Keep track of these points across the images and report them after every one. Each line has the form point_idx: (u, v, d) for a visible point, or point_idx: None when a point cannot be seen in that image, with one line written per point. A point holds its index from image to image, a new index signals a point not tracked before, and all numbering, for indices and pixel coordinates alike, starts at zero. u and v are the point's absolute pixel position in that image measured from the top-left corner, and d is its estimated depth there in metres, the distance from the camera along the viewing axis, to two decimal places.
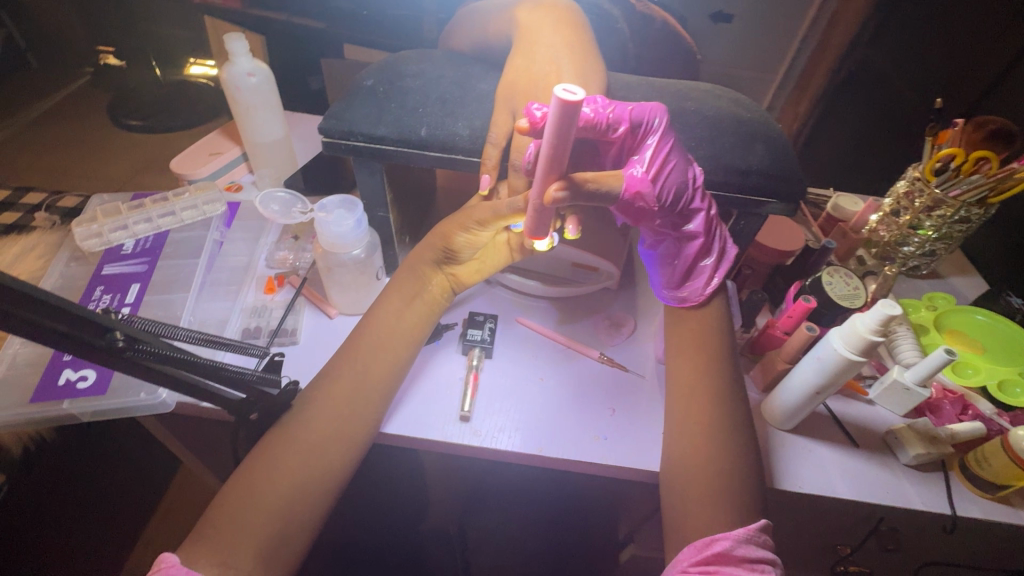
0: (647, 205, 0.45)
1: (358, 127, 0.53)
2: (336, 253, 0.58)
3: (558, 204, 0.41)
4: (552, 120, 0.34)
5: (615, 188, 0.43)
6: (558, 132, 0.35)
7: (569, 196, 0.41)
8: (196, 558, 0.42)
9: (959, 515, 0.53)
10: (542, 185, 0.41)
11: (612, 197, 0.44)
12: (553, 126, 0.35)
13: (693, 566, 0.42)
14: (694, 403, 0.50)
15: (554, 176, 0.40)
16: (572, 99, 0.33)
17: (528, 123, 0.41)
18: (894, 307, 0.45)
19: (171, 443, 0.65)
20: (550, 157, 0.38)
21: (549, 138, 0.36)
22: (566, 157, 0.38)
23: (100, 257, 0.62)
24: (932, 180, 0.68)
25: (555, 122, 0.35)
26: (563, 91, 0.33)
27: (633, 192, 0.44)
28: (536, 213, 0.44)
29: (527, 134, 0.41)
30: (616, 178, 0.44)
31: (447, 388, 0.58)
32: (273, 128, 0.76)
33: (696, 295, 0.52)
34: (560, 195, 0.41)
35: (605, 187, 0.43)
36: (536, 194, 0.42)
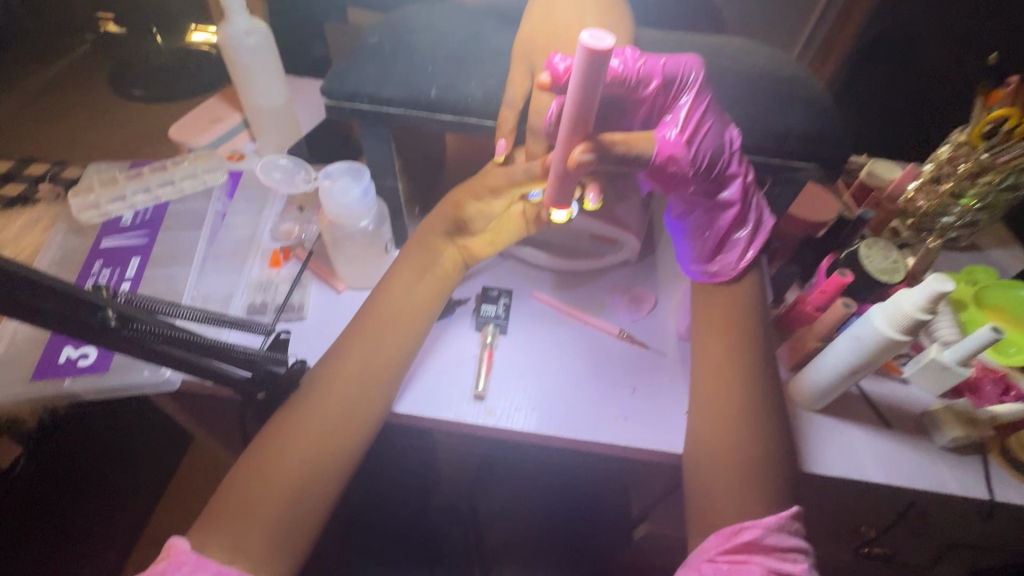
0: (682, 170, 0.42)
1: (363, 88, 0.49)
2: (343, 224, 0.55)
3: (582, 168, 0.38)
4: (577, 70, 0.31)
5: (647, 152, 0.40)
6: (583, 85, 0.32)
7: (594, 160, 0.37)
8: (209, 542, 0.41)
9: (997, 500, 0.51)
10: (565, 148, 0.37)
11: (643, 162, 0.41)
12: (577, 76, 0.31)
13: (721, 555, 0.41)
14: (721, 385, 0.47)
15: (577, 137, 0.36)
16: (601, 46, 0.29)
17: (550, 78, 0.37)
18: (946, 282, 0.42)
19: (178, 420, 0.64)
20: (574, 115, 0.34)
21: (572, 93, 0.33)
22: (592, 115, 0.35)
23: (99, 229, 0.60)
24: (981, 144, 0.63)
25: (581, 72, 0.31)
26: (589, 38, 0.29)
27: (665, 155, 0.41)
28: (557, 180, 0.40)
29: (548, 90, 0.38)
30: (647, 142, 0.41)
31: (460, 366, 0.56)
32: (274, 92, 0.72)
33: (728, 270, 0.48)
34: (585, 157, 0.37)
35: (634, 149, 0.40)
36: (558, 158, 0.38)
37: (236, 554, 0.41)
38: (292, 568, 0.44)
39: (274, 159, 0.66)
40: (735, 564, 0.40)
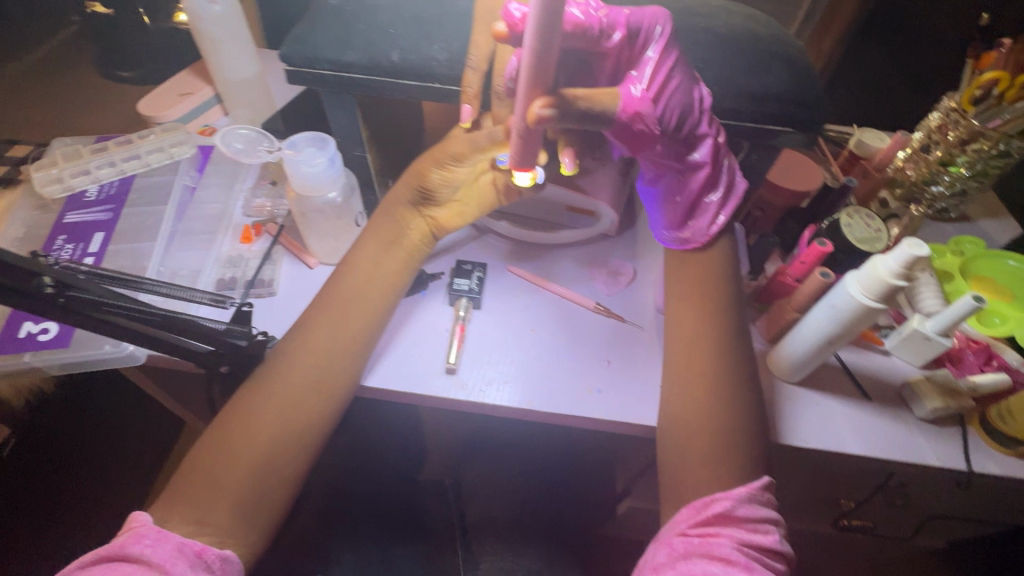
0: (647, 127, 0.40)
1: (324, 53, 0.48)
2: (310, 196, 0.54)
3: (542, 123, 0.36)
4: (532, 18, 0.29)
5: (611, 108, 0.39)
6: (542, 31, 0.30)
7: (557, 114, 0.36)
8: (172, 517, 0.41)
9: (974, 471, 0.50)
10: (524, 104, 0.35)
11: (608, 119, 0.39)
12: (534, 24, 0.29)
13: (691, 528, 0.41)
14: (694, 354, 0.47)
15: (539, 91, 0.34)
16: None
17: (507, 26, 0.36)
18: (922, 247, 0.40)
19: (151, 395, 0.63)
20: (532, 63, 0.32)
21: (529, 43, 0.31)
22: (553, 65, 0.33)
23: (63, 204, 0.59)
24: (970, 110, 0.60)
25: (539, 18, 0.29)
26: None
27: (631, 112, 0.40)
28: (523, 140, 0.38)
29: (505, 40, 0.37)
30: (612, 97, 0.39)
31: (433, 340, 0.55)
32: (245, 63, 0.70)
33: (699, 236, 0.48)
34: (548, 111, 0.35)
35: (597, 105, 0.38)
36: (517, 114, 0.36)
37: (201, 526, 0.41)
38: (259, 541, 0.43)
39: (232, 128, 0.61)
40: (706, 536, 0.40)
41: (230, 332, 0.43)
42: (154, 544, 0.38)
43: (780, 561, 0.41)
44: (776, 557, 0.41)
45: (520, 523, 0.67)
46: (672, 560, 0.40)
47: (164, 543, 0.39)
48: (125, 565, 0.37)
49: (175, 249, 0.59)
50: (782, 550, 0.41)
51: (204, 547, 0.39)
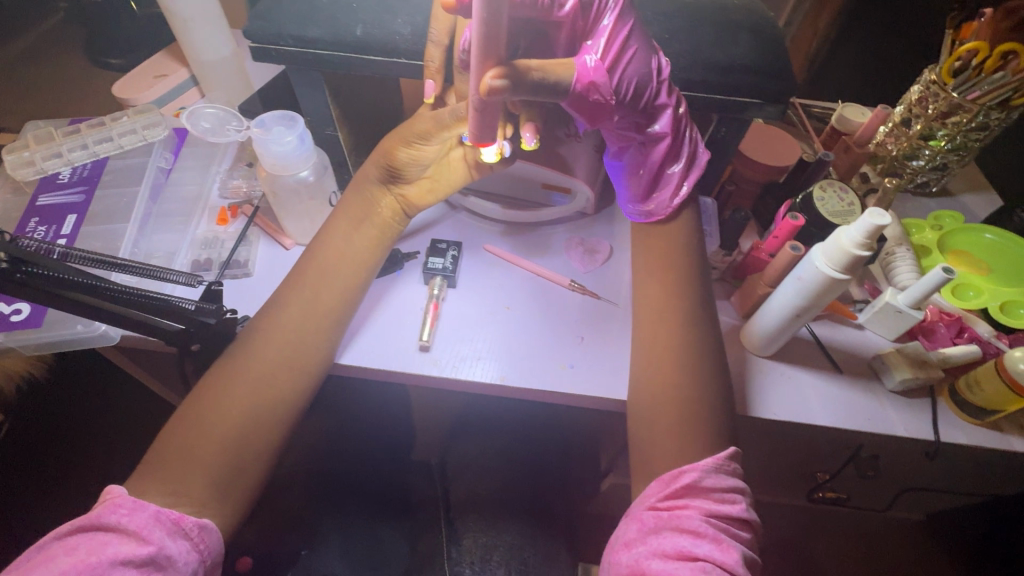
0: (604, 98, 0.42)
1: (288, 29, 0.48)
2: (280, 175, 0.54)
3: (495, 95, 0.36)
4: None
5: (567, 78, 0.40)
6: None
7: (509, 86, 0.36)
8: (145, 490, 0.41)
9: (942, 441, 0.51)
10: (477, 73, 0.35)
11: (564, 89, 0.40)
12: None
13: (660, 502, 0.41)
14: (661, 327, 0.47)
15: (490, 60, 0.35)
16: None
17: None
18: (884, 217, 0.41)
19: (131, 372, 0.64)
20: (481, 30, 0.33)
21: (477, 15, 0.31)
22: (503, 34, 0.34)
23: (36, 186, 0.59)
24: (949, 82, 0.59)
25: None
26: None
27: (586, 83, 0.41)
28: (479, 112, 0.39)
29: (453, 10, 0.38)
30: (567, 68, 0.40)
31: (407, 318, 0.55)
32: (220, 45, 0.69)
33: (662, 209, 0.49)
34: (500, 83, 0.35)
35: (552, 76, 0.39)
36: (472, 88, 0.37)
37: (178, 498, 0.41)
38: (235, 514, 0.44)
39: (199, 108, 0.62)
40: (674, 509, 0.40)
41: (198, 310, 0.43)
42: (130, 513, 0.39)
43: (746, 530, 0.42)
44: (742, 526, 0.41)
45: (503, 501, 0.67)
46: (642, 535, 0.40)
47: (141, 512, 0.39)
48: (103, 534, 0.38)
49: (151, 231, 0.59)
50: (748, 519, 0.41)
51: (179, 517, 0.40)
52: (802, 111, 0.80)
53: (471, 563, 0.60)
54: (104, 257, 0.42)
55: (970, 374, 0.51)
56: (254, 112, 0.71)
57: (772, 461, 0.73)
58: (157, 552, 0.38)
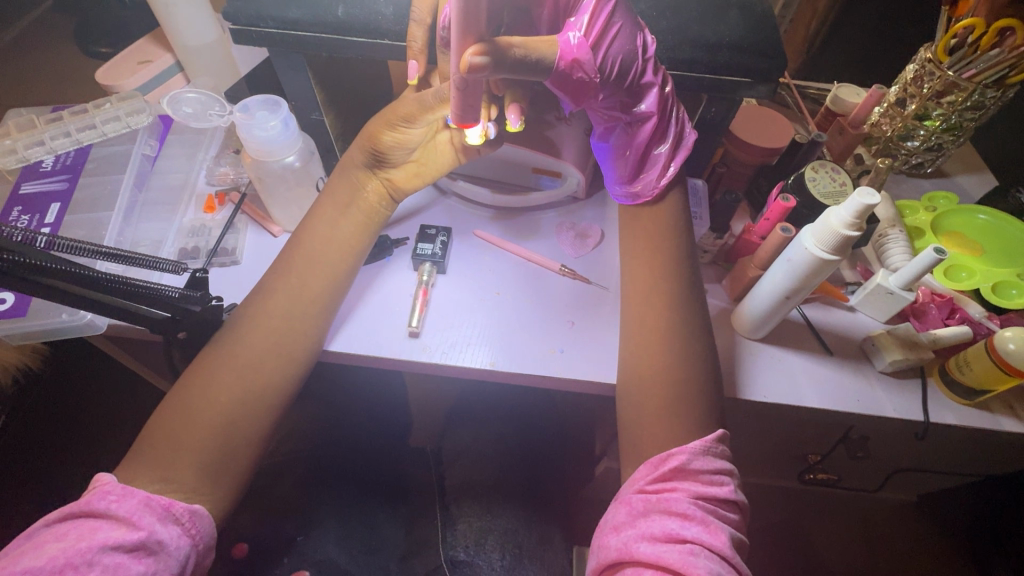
0: (587, 76, 0.41)
1: (268, 10, 0.47)
2: (265, 161, 0.53)
3: (475, 73, 0.35)
4: None
5: (549, 56, 0.39)
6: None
7: (490, 64, 0.35)
8: (133, 478, 0.41)
9: (932, 421, 0.51)
10: (457, 52, 0.35)
11: (546, 67, 0.39)
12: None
13: (649, 485, 0.41)
14: (649, 310, 0.47)
15: (470, 35, 0.34)
16: None
17: None
18: (873, 196, 0.40)
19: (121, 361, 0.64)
20: (459, 4, 0.32)
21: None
22: (483, 8, 0.33)
23: (18, 175, 0.58)
24: (946, 60, 0.58)
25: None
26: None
27: (569, 60, 0.40)
28: (461, 92, 0.38)
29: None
30: (550, 45, 0.39)
31: (397, 304, 0.55)
32: (204, 29, 0.68)
33: (649, 189, 0.49)
34: (480, 60, 0.34)
35: (534, 54, 0.38)
36: (453, 67, 0.36)
37: (168, 484, 0.41)
38: (226, 501, 0.44)
39: (181, 93, 0.64)
40: (662, 492, 0.40)
41: (184, 298, 0.42)
42: (119, 499, 0.39)
43: (735, 512, 0.42)
44: (731, 508, 0.41)
45: (501, 483, 0.67)
46: (631, 519, 0.40)
47: (130, 497, 0.39)
48: (92, 520, 0.38)
49: (137, 219, 0.59)
50: (736, 500, 0.41)
51: (167, 503, 0.40)
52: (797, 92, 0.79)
53: (465, 547, 0.60)
54: (87, 245, 0.41)
55: (960, 354, 0.51)
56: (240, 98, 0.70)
57: (764, 444, 0.73)
58: (147, 538, 0.38)
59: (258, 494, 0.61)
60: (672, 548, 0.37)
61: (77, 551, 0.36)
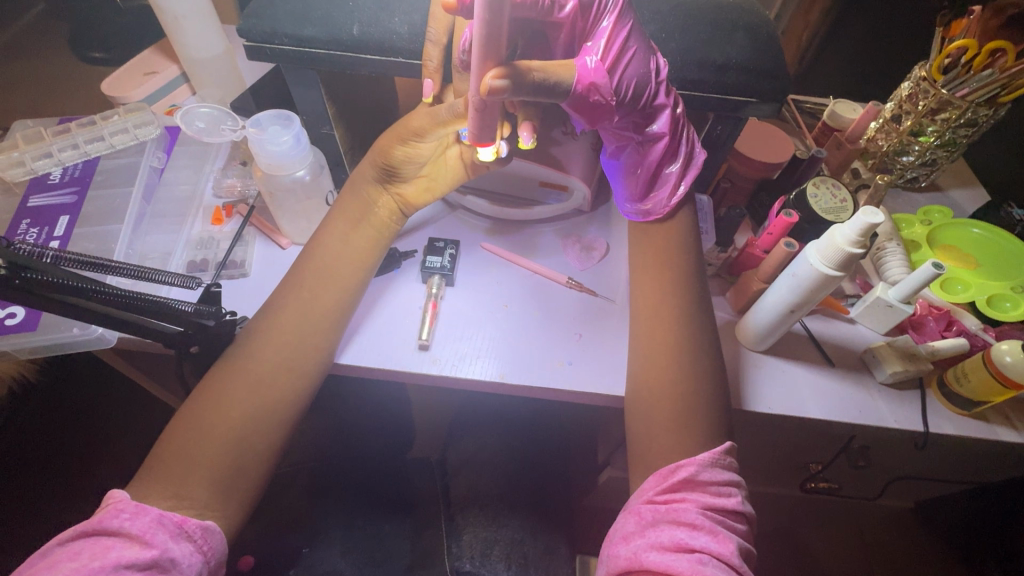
0: (604, 99, 0.42)
1: (282, 27, 0.48)
2: (276, 175, 0.53)
3: (496, 95, 0.36)
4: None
5: (567, 79, 0.40)
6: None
7: (510, 87, 0.36)
8: (147, 493, 0.41)
9: (931, 432, 0.52)
10: (478, 75, 0.36)
11: (564, 90, 0.40)
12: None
13: (658, 496, 0.42)
14: (659, 324, 0.48)
15: (491, 60, 0.35)
16: None
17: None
18: (877, 215, 0.42)
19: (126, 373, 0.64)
20: (482, 30, 0.33)
21: (480, 16, 0.32)
22: (505, 34, 0.34)
23: (26, 187, 0.58)
24: (940, 79, 0.60)
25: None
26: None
27: (586, 84, 0.41)
28: (480, 111, 0.40)
29: (454, 11, 0.39)
30: (568, 69, 0.41)
31: (406, 317, 0.56)
32: (211, 42, 0.68)
33: (660, 208, 0.51)
34: (500, 83, 0.36)
35: (553, 77, 0.40)
36: (472, 89, 0.37)
37: (180, 500, 0.41)
38: (238, 515, 0.44)
39: (194, 108, 0.63)
40: (671, 502, 0.41)
41: (199, 313, 0.43)
42: (132, 517, 0.39)
43: (742, 522, 0.42)
44: (738, 519, 0.42)
45: (504, 495, 0.67)
46: (641, 529, 0.41)
47: (142, 515, 0.39)
48: (105, 537, 0.38)
49: (145, 231, 0.59)
50: (744, 512, 0.42)
51: (181, 520, 0.40)
52: (795, 107, 0.81)
53: (471, 558, 0.60)
54: (102, 260, 0.41)
55: (958, 367, 0.52)
56: (248, 110, 0.70)
57: (766, 453, 0.74)
58: (160, 555, 0.38)
59: (267, 505, 0.61)
60: (682, 557, 0.38)
61: (92, 570, 0.36)
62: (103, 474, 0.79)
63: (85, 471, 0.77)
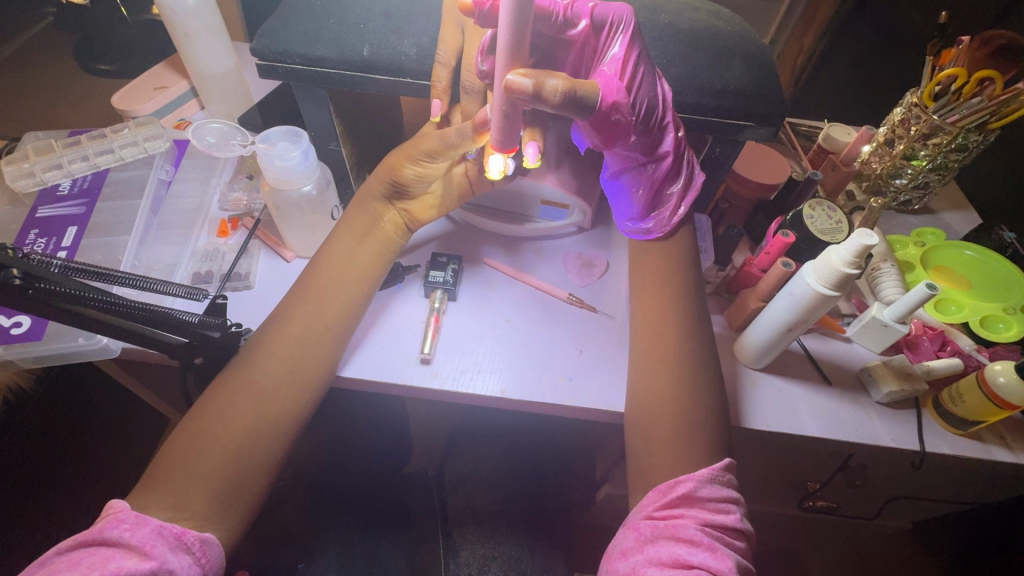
0: (624, 117, 0.44)
1: (294, 48, 0.49)
2: (284, 190, 0.54)
3: (515, 93, 0.37)
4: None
5: (594, 96, 0.41)
6: (517, 4, 0.32)
7: (531, 88, 0.37)
8: (146, 504, 0.41)
9: (928, 451, 0.52)
10: (501, 72, 0.37)
11: (589, 105, 0.41)
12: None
13: (658, 511, 0.42)
14: (658, 341, 0.49)
15: (516, 60, 0.36)
16: None
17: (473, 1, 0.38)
18: (872, 236, 0.43)
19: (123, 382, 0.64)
20: (509, 32, 0.34)
21: (506, 18, 0.33)
22: (529, 36, 0.35)
23: (35, 198, 0.59)
24: (931, 105, 0.61)
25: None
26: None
27: (610, 102, 0.43)
28: (505, 117, 0.41)
29: (471, 14, 0.39)
30: (594, 87, 0.42)
31: (408, 331, 0.56)
32: (221, 58, 0.70)
33: (662, 226, 0.52)
34: (522, 81, 0.37)
35: (581, 89, 0.40)
36: (495, 88, 0.38)
37: (180, 512, 0.41)
38: (237, 528, 0.43)
39: (205, 123, 0.65)
40: (670, 518, 0.41)
41: (203, 324, 0.42)
42: (132, 527, 0.38)
43: (741, 539, 0.43)
44: (737, 535, 0.42)
45: (503, 511, 0.66)
46: (640, 544, 0.41)
47: (143, 526, 0.39)
48: (105, 548, 0.38)
49: (151, 243, 0.59)
50: (742, 528, 0.42)
51: (180, 532, 0.39)
52: (790, 129, 0.84)
53: None
54: (106, 270, 0.41)
55: (952, 387, 0.53)
56: (256, 126, 0.72)
57: (763, 471, 0.75)
58: (159, 567, 0.37)
59: (263, 519, 0.60)
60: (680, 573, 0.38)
61: None
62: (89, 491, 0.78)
63: (70, 488, 0.75)
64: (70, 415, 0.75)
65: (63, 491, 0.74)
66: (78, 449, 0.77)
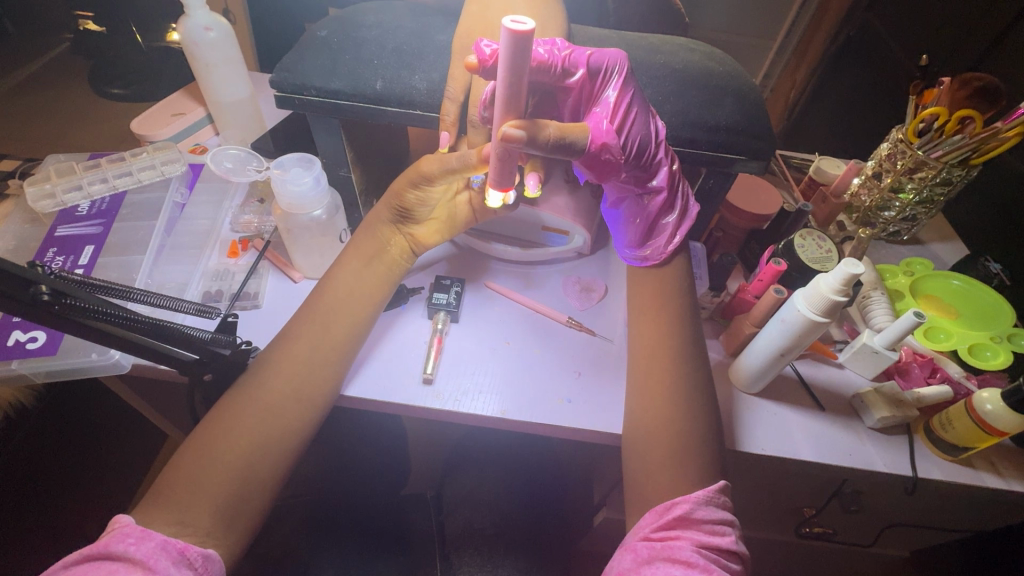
0: (613, 156, 0.46)
1: (310, 80, 0.52)
2: (295, 213, 0.56)
3: (510, 142, 0.40)
4: (504, 55, 0.34)
5: (583, 139, 0.44)
6: (513, 65, 0.35)
7: (525, 137, 0.40)
8: (150, 519, 0.41)
9: (920, 477, 0.53)
10: (497, 122, 0.40)
11: (580, 148, 0.44)
12: (505, 60, 0.34)
13: (654, 533, 0.43)
14: (655, 363, 0.51)
15: (510, 113, 0.39)
16: (523, 29, 0.32)
17: (478, 60, 0.40)
18: (858, 266, 0.45)
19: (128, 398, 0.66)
20: (505, 89, 0.37)
21: (503, 77, 0.36)
22: (523, 91, 0.38)
23: (54, 218, 0.61)
24: (915, 141, 0.63)
25: (509, 62, 0.35)
26: (512, 22, 0.33)
27: (599, 144, 0.45)
28: (501, 159, 0.44)
29: (476, 71, 0.41)
30: (584, 130, 0.44)
31: (410, 352, 0.57)
32: (239, 86, 0.73)
33: (657, 254, 0.54)
34: (515, 132, 0.39)
35: (572, 136, 0.43)
36: (493, 135, 0.41)
37: (183, 527, 0.41)
38: (240, 544, 0.44)
39: (222, 149, 0.67)
40: (667, 539, 0.42)
41: (215, 341, 0.43)
42: (137, 542, 0.39)
43: (736, 562, 0.43)
44: (733, 558, 0.43)
45: (502, 534, 0.66)
46: (637, 566, 0.41)
47: (148, 540, 0.39)
48: (109, 563, 0.38)
49: (163, 262, 0.61)
50: (738, 551, 0.43)
51: (185, 547, 0.40)
52: (783, 161, 0.87)
53: None
54: (121, 287, 0.42)
55: (943, 413, 0.54)
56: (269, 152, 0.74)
57: (761, 496, 0.75)
58: None
59: (262, 539, 0.60)
60: None
61: None
62: (78, 514, 0.77)
63: (62, 509, 0.74)
64: (70, 434, 0.75)
65: (54, 511, 0.73)
66: (71, 470, 0.76)
